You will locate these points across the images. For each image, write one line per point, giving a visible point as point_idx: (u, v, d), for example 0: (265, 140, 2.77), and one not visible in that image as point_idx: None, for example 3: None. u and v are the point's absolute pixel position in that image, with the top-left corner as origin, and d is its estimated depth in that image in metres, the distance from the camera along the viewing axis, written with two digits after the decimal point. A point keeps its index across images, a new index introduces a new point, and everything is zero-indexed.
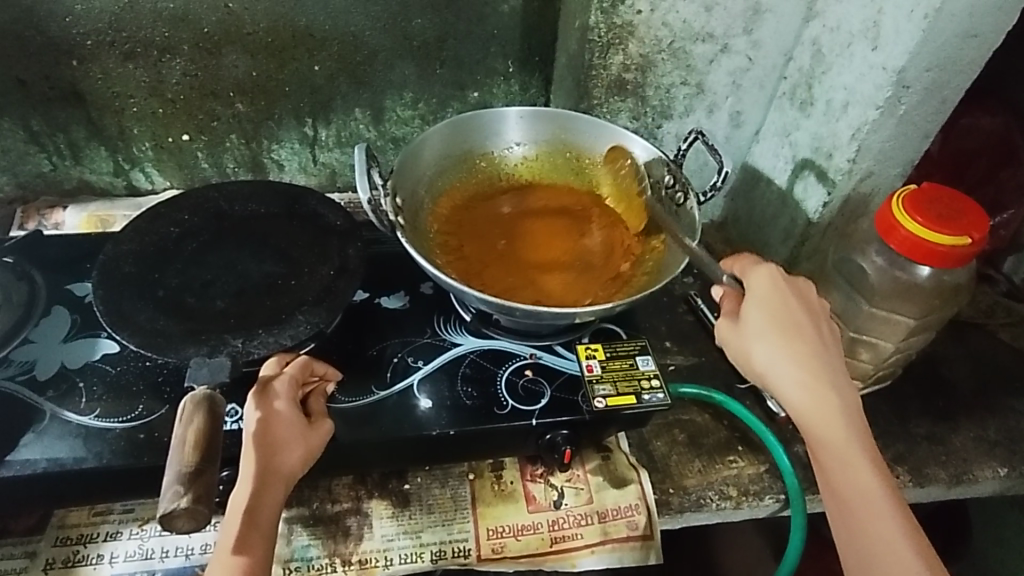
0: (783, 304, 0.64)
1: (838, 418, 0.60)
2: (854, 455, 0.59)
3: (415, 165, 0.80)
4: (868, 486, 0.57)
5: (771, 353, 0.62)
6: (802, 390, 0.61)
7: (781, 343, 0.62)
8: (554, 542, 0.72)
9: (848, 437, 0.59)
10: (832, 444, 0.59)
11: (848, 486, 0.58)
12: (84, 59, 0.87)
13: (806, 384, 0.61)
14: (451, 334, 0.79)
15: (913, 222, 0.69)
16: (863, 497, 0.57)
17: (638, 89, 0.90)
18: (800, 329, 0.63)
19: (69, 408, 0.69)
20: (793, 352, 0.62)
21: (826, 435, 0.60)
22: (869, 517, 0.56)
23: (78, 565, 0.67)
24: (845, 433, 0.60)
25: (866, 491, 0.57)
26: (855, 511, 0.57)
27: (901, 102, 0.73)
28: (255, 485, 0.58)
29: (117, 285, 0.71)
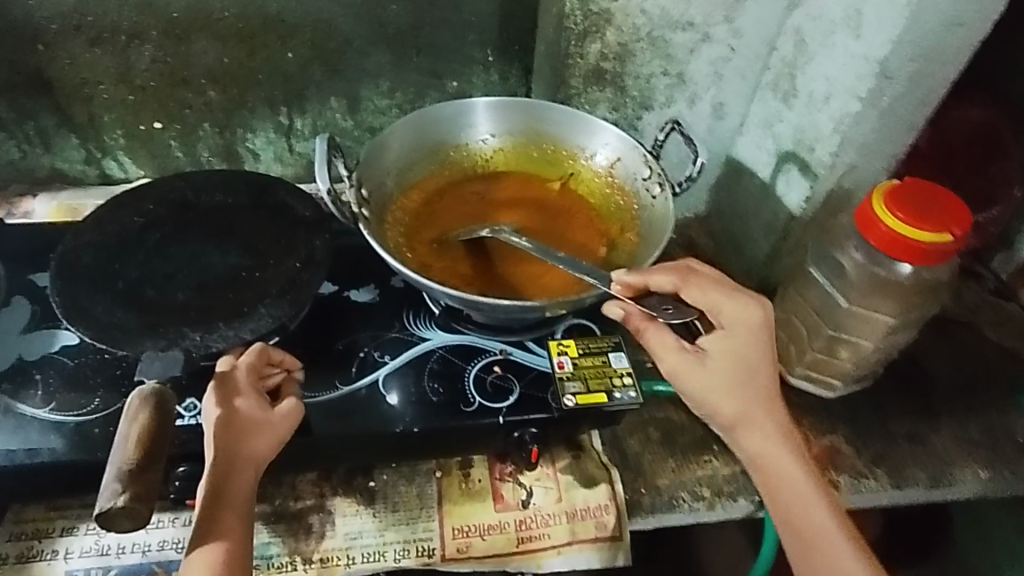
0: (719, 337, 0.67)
1: (773, 446, 0.65)
2: (798, 482, 0.64)
3: (382, 157, 0.78)
4: (816, 508, 0.63)
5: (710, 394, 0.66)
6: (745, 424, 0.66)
7: (723, 386, 0.65)
8: (521, 542, 0.71)
9: (788, 464, 0.65)
10: (781, 478, 0.64)
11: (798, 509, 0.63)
12: (49, 44, 0.85)
13: (747, 422, 0.66)
14: (420, 329, 0.77)
15: (893, 217, 0.68)
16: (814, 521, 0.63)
17: (616, 79, 0.88)
18: (736, 356, 0.66)
19: (25, 401, 0.67)
20: (733, 390, 0.65)
21: (770, 465, 0.65)
22: (823, 539, 0.62)
23: (33, 561, 0.66)
24: (786, 459, 0.65)
25: (814, 515, 0.63)
26: (808, 533, 0.62)
27: (883, 94, 0.71)
28: (221, 472, 0.57)
29: (76, 276, 0.69)
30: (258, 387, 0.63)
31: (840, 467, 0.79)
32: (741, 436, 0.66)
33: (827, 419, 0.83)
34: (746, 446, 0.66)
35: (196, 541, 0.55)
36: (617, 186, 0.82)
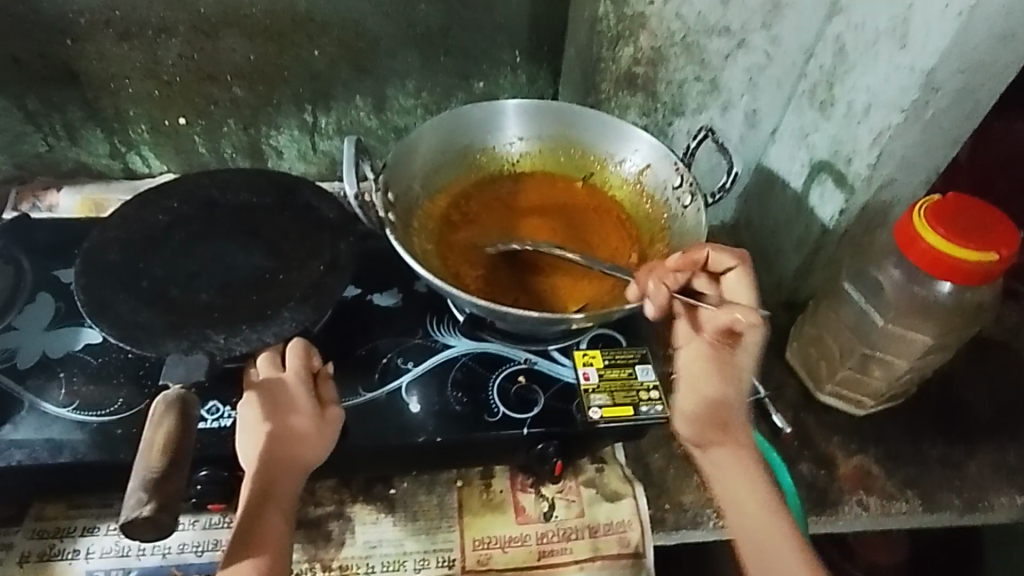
0: (716, 355, 0.69)
1: (741, 468, 0.64)
2: (758, 503, 0.62)
3: (409, 161, 0.76)
4: (776, 528, 0.60)
5: (691, 415, 0.69)
6: (722, 449, 0.66)
7: (701, 409, 0.69)
8: (542, 556, 0.70)
9: (755, 486, 0.63)
10: (743, 499, 0.62)
11: (756, 532, 0.60)
12: (78, 37, 0.85)
13: (722, 446, 0.67)
14: (443, 335, 0.76)
15: (935, 234, 0.66)
16: (772, 542, 0.59)
17: (648, 84, 0.89)
18: (725, 375, 0.69)
19: (48, 398, 0.67)
20: (711, 416, 0.68)
21: (737, 486, 0.63)
22: (774, 559, 0.58)
23: (54, 559, 0.66)
24: (752, 482, 0.63)
25: (773, 531, 0.60)
26: (761, 554, 0.59)
27: (929, 106, 0.68)
28: (266, 479, 0.59)
29: (101, 274, 0.69)
30: (306, 389, 0.64)
31: (870, 489, 0.77)
32: (712, 459, 0.67)
33: (857, 439, 0.81)
34: (712, 470, 0.66)
35: (237, 542, 0.57)
36: (646, 196, 0.80)
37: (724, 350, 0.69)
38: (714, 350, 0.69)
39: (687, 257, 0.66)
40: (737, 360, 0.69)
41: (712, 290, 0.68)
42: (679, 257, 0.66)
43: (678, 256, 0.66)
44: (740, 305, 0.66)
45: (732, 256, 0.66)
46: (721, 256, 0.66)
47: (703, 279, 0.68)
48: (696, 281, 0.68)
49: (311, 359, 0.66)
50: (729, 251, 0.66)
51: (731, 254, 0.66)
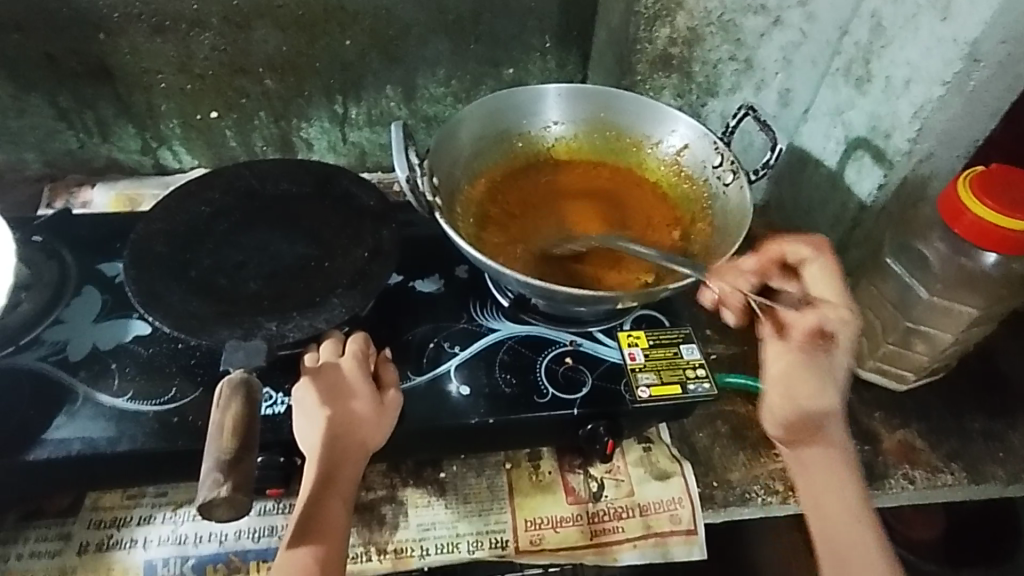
0: (807, 358, 0.62)
1: (832, 470, 0.61)
2: (846, 508, 0.59)
3: (452, 146, 0.78)
4: (860, 541, 0.58)
5: (779, 417, 0.64)
6: (812, 448, 0.62)
7: (793, 415, 0.63)
8: (595, 535, 0.70)
9: (845, 492, 0.60)
10: (832, 505, 0.60)
11: (841, 539, 0.58)
12: (111, 32, 0.85)
13: (813, 443, 0.62)
14: (488, 320, 0.76)
15: (983, 208, 0.65)
16: (856, 550, 0.58)
17: (683, 64, 0.93)
18: (822, 377, 0.62)
19: (101, 390, 0.67)
20: (803, 420, 0.62)
21: (823, 488, 0.61)
22: (858, 568, 0.57)
23: (111, 549, 0.66)
24: (843, 486, 0.60)
25: (861, 543, 0.58)
26: (846, 564, 0.57)
27: (971, 78, 0.66)
28: (331, 462, 0.60)
29: (149, 265, 0.69)
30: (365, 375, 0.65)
31: (915, 463, 0.77)
32: (800, 455, 0.63)
33: (898, 414, 0.82)
34: (797, 466, 0.63)
35: (302, 528, 0.58)
36: (685, 176, 0.81)
37: (817, 350, 0.62)
38: (807, 352, 0.62)
39: (762, 255, 0.67)
40: (831, 360, 0.62)
41: (794, 286, 0.67)
42: (753, 258, 0.68)
43: (753, 256, 0.67)
44: (835, 299, 0.64)
45: (810, 247, 0.66)
46: (797, 247, 0.66)
47: (778, 275, 0.68)
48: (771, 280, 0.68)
49: (369, 349, 0.67)
50: (803, 241, 0.67)
51: (806, 245, 0.66)
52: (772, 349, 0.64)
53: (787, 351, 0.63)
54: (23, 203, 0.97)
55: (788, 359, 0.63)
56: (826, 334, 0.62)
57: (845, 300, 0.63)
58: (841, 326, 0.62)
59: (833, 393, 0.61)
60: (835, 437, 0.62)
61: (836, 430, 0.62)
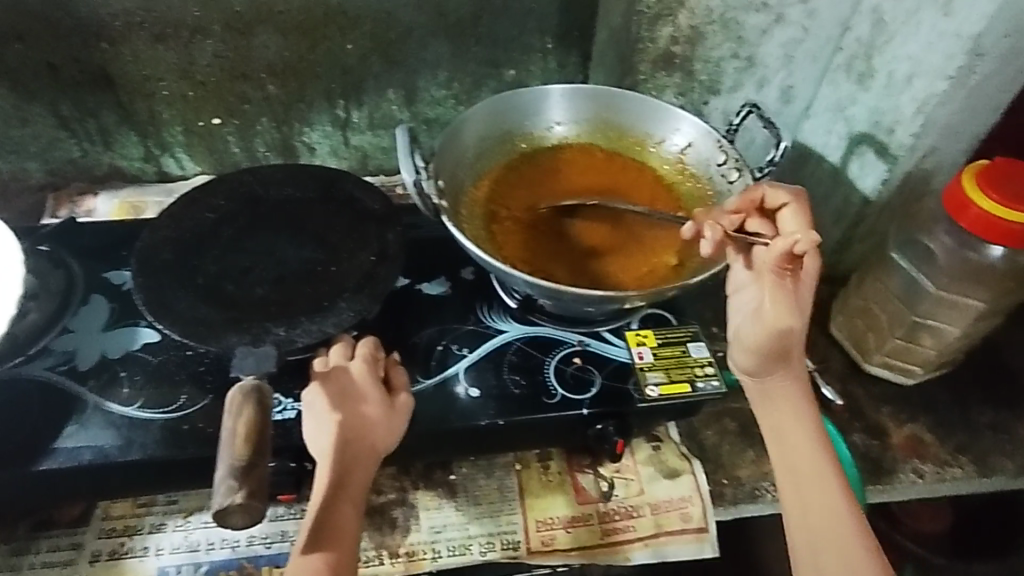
0: (778, 285, 0.65)
1: (797, 409, 0.64)
2: (810, 450, 0.61)
3: (456, 148, 0.78)
4: (824, 474, 0.60)
5: (753, 346, 0.65)
6: (778, 386, 0.65)
7: (766, 346, 0.64)
8: (606, 534, 0.70)
9: (806, 431, 0.62)
10: (795, 447, 0.62)
11: (809, 478, 0.60)
12: (113, 40, 0.84)
13: (777, 378, 0.65)
14: (495, 321, 0.76)
15: (988, 200, 0.66)
16: (821, 490, 0.59)
17: (685, 63, 0.92)
18: (790, 300, 0.64)
19: (111, 398, 0.67)
20: (771, 353, 0.64)
21: (788, 429, 0.63)
22: (823, 507, 0.58)
23: (124, 557, 0.66)
24: (807, 430, 0.62)
25: (826, 484, 0.59)
26: (807, 498, 0.60)
27: (974, 72, 0.67)
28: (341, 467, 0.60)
29: (156, 273, 0.69)
30: (375, 379, 0.65)
31: (923, 457, 0.78)
32: (766, 390, 0.66)
33: (906, 408, 0.82)
34: (762, 400, 0.66)
35: (314, 534, 0.58)
36: (689, 174, 0.81)
37: (787, 276, 0.65)
38: (777, 276, 0.65)
39: (744, 198, 0.68)
40: (800, 290, 0.65)
41: (766, 229, 0.68)
42: (736, 200, 0.69)
43: (737, 198, 0.68)
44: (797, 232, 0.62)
45: (788, 192, 0.67)
46: (777, 190, 0.68)
47: (758, 220, 0.68)
48: (748, 224, 0.69)
49: (378, 351, 0.67)
50: (784, 187, 0.68)
51: (785, 189, 0.68)
52: (743, 283, 0.68)
53: (759, 281, 0.66)
54: (26, 212, 0.97)
55: (760, 284, 0.66)
56: (797, 261, 0.64)
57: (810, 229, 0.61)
58: (807, 242, 0.60)
59: (800, 316, 0.64)
60: (797, 373, 0.65)
61: (799, 368, 0.65)
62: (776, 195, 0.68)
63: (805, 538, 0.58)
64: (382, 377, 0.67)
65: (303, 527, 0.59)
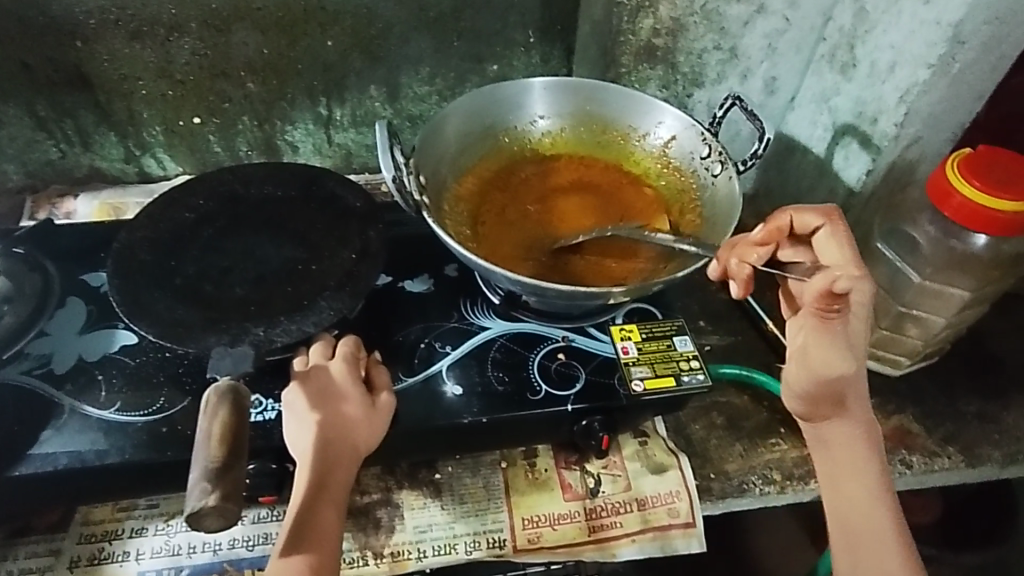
0: (822, 327, 0.58)
1: (854, 454, 0.61)
2: (869, 501, 0.60)
3: (438, 143, 0.77)
4: (880, 525, 0.59)
5: (799, 392, 0.61)
6: (833, 434, 0.62)
7: (812, 391, 0.60)
8: (592, 531, 0.70)
9: (865, 475, 0.61)
10: (850, 499, 0.61)
11: (863, 531, 0.59)
12: (88, 39, 0.83)
13: (834, 423, 0.62)
14: (479, 318, 0.76)
15: (970, 187, 0.65)
16: (874, 539, 0.59)
17: (668, 55, 0.93)
18: (840, 345, 0.58)
19: (88, 402, 0.66)
20: (823, 397, 0.60)
21: (846, 479, 0.61)
22: (872, 557, 0.58)
23: (104, 562, 0.65)
24: (867, 481, 0.61)
25: (880, 537, 0.59)
26: (858, 548, 0.59)
27: (955, 60, 0.66)
28: (321, 468, 0.59)
29: (133, 274, 0.68)
30: (357, 379, 0.64)
31: (911, 448, 0.77)
32: (824, 436, 0.63)
33: (893, 399, 0.81)
34: (819, 445, 0.63)
35: (295, 535, 0.57)
36: (673, 166, 0.80)
37: (833, 317, 0.57)
38: (820, 319, 0.58)
39: (770, 226, 0.62)
40: (849, 328, 0.58)
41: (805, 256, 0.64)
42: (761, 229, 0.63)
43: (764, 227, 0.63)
44: (846, 262, 0.60)
45: (821, 214, 0.62)
46: (805, 215, 0.62)
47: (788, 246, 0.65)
48: (781, 251, 0.65)
49: (360, 351, 0.67)
50: (811, 209, 0.62)
51: (814, 215, 0.62)
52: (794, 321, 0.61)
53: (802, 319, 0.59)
54: (5, 215, 0.95)
55: (804, 329, 0.59)
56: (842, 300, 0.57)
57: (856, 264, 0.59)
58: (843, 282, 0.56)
59: (854, 360, 0.58)
60: (859, 418, 0.61)
61: (860, 410, 0.61)
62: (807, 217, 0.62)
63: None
64: (363, 377, 0.66)
65: (282, 530, 0.58)
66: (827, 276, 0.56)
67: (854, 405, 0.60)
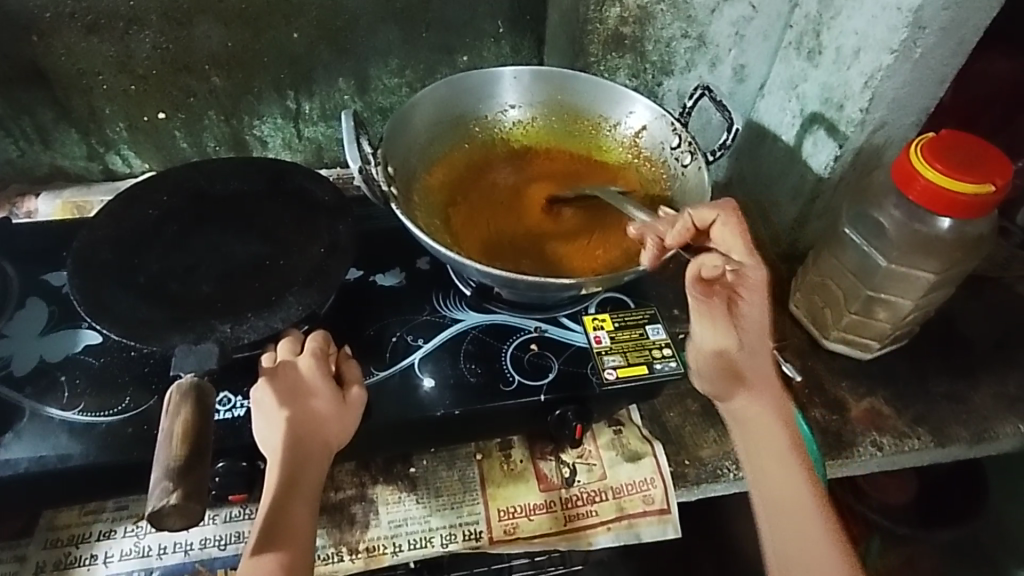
0: (715, 309, 0.69)
1: (761, 420, 0.67)
2: (783, 464, 0.63)
3: (406, 133, 0.76)
4: (797, 487, 0.62)
5: (705, 369, 0.71)
6: (741, 405, 0.68)
7: (716, 364, 0.70)
8: (568, 520, 0.70)
9: (775, 442, 0.65)
10: (766, 463, 0.64)
11: (783, 498, 0.62)
12: (44, 33, 0.81)
13: (741, 399, 0.68)
14: (451, 311, 0.75)
15: (932, 170, 0.66)
16: (793, 499, 0.61)
17: (636, 43, 0.91)
18: (722, 321, 0.69)
19: (50, 403, 0.64)
20: (725, 371, 0.69)
21: (758, 443, 0.66)
22: (789, 514, 0.61)
23: (71, 567, 0.64)
24: (777, 444, 0.65)
25: (795, 493, 0.62)
26: (777, 508, 0.62)
27: (917, 45, 0.67)
28: (292, 466, 0.58)
29: (95, 273, 0.67)
30: (327, 374, 0.64)
31: (882, 430, 0.78)
32: (735, 412, 0.69)
33: (864, 382, 0.83)
34: (736, 422, 0.68)
35: (266, 533, 0.56)
36: (644, 156, 0.80)
37: (717, 295, 0.69)
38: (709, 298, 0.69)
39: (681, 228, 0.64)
40: (737, 308, 0.69)
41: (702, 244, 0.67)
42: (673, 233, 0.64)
43: (672, 230, 0.64)
44: (741, 252, 0.65)
45: (716, 210, 0.65)
46: (704, 212, 0.64)
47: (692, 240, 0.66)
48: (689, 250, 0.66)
49: (329, 345, 0.66)
50: (710, 206, 0.65)
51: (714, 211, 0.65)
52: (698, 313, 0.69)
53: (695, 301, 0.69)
54: None
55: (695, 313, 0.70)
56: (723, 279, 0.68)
57: (749, 254, 0.65)
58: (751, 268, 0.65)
59: (736, 334, 0.69)
60: (764, 392, 0.68)
61: (764, 382, 0.68)
62: (706, 215, 0.65)
63: (777, 545, 0.60)
64: (334, 373, 0.65)
65: (253, 529, 0.58)
66: (721, 258, 0.66)
67: (756, 377, 0.68)
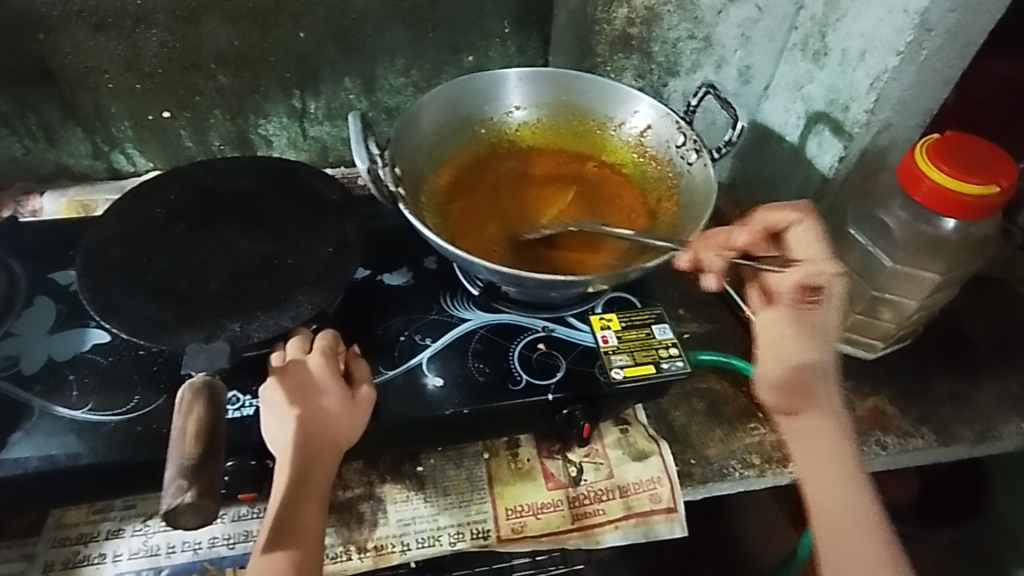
0: (796, 316, 0.67)
1: (829, 442, 0.64)
2: (850, 492, 0.62)
3: (413, 133, 0.77)
4: (862, 517, 0.61)
5: (778, 383, 0.67)
6: (811, 423, 0.65)
7: (782, 379, 0.67)
8: (576, 519, 0.70)
9: (842, 464, 0.64)
10: (832, 486, 0.63)
11: (848, 527, 0.61)
12: (51, 31, 0.81)
13: (809, 415, 0.66)
14: (459, 310, 0.75)
15: (939, 171, 0.66)
16: (858, 529, 0.61)
17: (643, 44, 0.93)
18: (812, 334, 0.67)
19: (59, 402, 0.64)
20: (793, 385, 0.67)
21: (823, 465, 0.64)
22: (857, 543, 0.60)
23: (79, 566, 0.64)
24: (843, 467, 0.63)
25: (861, 522, 0.61)
26: (840, 535, 0.61)
27: (923, 47, 0.67)
28: (302, 465, 0.58)
29: (103, 271, 0.67)
30: (336, 372, 0.64)
31: (886, 429, 0.79)
32: (799, 428, 0.66)
33: (869, 382, 0.83)
34: (797, 438, 0.66)
35: (277, 532, 0.56)
36: (650, 156, 0.81)
37: (808, 307, 0.67)
38: (796, 307, 0.67)
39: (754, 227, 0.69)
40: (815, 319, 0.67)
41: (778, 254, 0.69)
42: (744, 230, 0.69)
43: (743, 231, 0.69)
44: (817, 257, 0.66)
45: (796, 211, 0.68)
46: (778, 212, 0.68)
47: (765, 244, 0.69)
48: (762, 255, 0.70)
49: (338, 344, 0.67)
50: (788, 207, 0.68)
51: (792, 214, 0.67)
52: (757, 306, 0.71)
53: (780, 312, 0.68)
54: None
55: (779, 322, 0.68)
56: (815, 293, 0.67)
57: (835, 262, 0.65)
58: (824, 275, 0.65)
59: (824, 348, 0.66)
60: (832, 411, 0.66)
61: (829, 400, 0.66)
62: (782, 217, 0.68)
63: (840, 572, 0.60)
64: (342, 371, 0.66)
65: (263, 528, 0.58)
66: (808, 268, 0.66)
67: (823, 397, 0.66)
